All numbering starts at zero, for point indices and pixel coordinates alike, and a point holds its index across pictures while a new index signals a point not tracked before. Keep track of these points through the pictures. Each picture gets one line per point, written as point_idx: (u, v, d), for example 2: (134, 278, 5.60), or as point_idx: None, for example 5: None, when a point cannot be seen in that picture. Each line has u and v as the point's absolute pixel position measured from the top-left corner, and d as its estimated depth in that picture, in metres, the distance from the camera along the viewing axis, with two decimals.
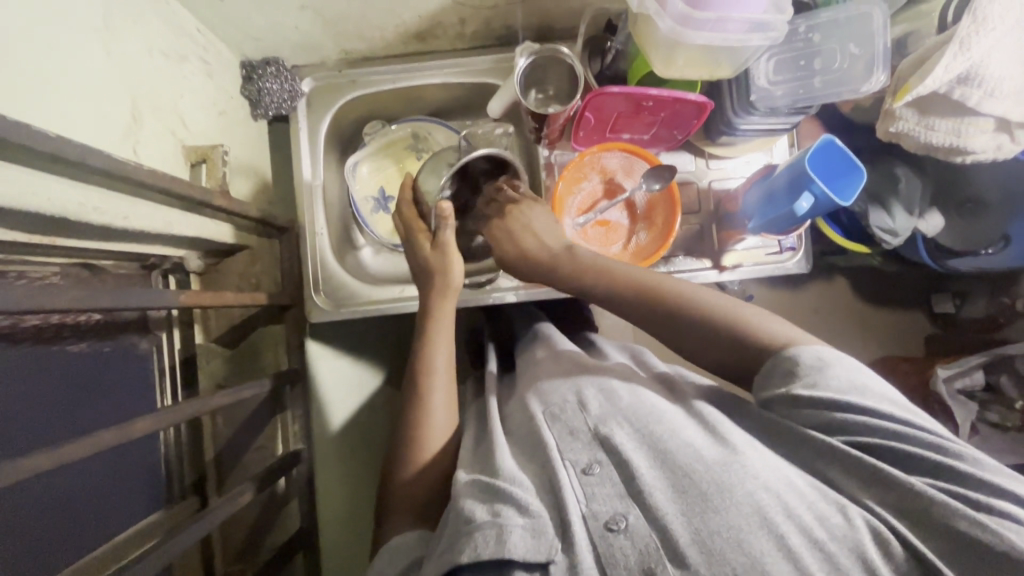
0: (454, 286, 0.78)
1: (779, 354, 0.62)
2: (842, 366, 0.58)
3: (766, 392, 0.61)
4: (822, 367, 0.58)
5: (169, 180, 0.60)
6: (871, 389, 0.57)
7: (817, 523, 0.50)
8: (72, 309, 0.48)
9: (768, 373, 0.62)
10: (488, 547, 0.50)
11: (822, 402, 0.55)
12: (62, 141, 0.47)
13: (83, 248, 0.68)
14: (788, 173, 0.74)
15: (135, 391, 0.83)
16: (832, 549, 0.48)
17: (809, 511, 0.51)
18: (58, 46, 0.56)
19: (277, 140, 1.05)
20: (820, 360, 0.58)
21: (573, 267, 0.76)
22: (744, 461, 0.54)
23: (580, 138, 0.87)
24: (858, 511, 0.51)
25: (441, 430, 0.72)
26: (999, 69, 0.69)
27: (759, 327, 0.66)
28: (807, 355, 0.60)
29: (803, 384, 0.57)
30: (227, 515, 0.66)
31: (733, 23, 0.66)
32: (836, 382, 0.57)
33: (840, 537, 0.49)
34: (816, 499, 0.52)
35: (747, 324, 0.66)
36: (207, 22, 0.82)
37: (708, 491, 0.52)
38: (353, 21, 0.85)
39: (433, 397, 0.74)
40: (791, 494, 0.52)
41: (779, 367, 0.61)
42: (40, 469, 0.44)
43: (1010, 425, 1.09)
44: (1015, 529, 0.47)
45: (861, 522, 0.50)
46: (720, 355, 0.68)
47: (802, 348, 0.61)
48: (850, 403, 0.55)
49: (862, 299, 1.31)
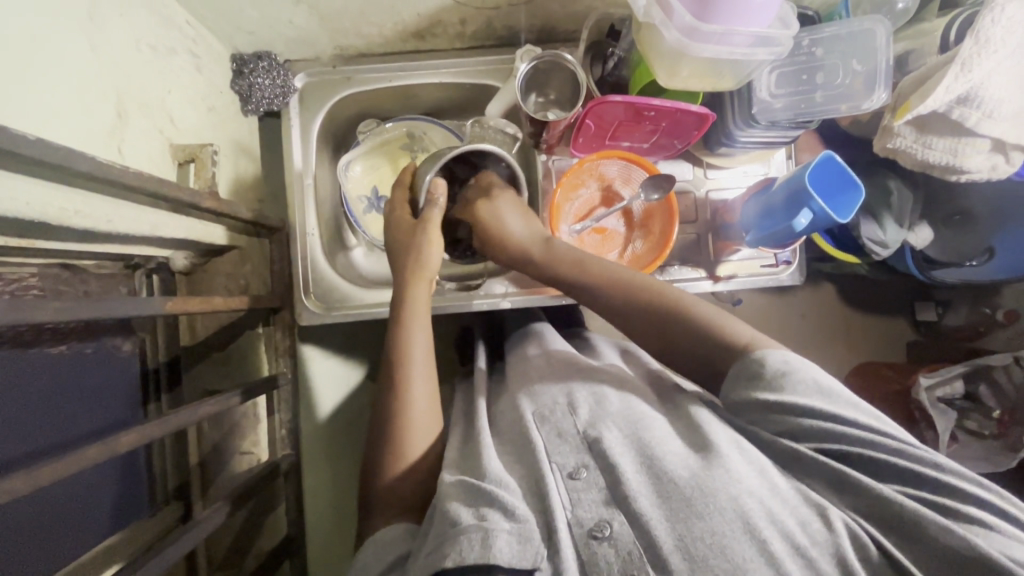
0: (426, 275, 0.76)
1: (744, 357, 0.61)
2: (807, 371, 0.57)
3: (732, 396, 0.60)
4: (787, 374, 0.56)
5: (155, 182, 0.57)
6: (836, 393, 0.56)
7: (799, 529, 0.49)
8: (54, 321, 0.46)
9: (734, 377, 0.60)
10: (473, 551, 0.48)
11: (790, 409, 0.54)
12: (45, 147, 0.44)
13: (62, 250, 0.65)
14: (787, 188, 0.74)
15: (117, 393, 0.81)
16: (813, 555, 0.47)
17: (791, 517, 0.49)
18: (40, 41, 0.53)
19: (269, 136, 1.03)
20: (786, 366, 0.57)
21: (551, 262, 0.76)
22: (728, 464, 0.52)
23: (579, 145, 0.86)
24: (838, 516, 0.49)
25: (423, 429, 0.69)
26: (998, 91, 0.70)
27: (726, 325, 0.65)
28: (774, 359, 0.58)
29: (768, 389, 0.56)
30: (207, 531, 0.65)
31: (739, 37, 0.65)
32: (802, 389, 0.55)
33: (821, 542, 0.48)
34: (798, 504, 0.51)
35: (703, 325, 0.66)
36: (197, 14, 0.79)
37: (690, 496, 0.50)
38: (351, 16, 0.82)
39: (415, 391, 0.70)
40: (775, 500, 0.50)
41: (746, 371, 0.59)
42: (20, 492, 0.42)
43: (985, 433, 1.11)
44: (983, 534, 0.47)
45: (841, 525, 0.49)
46: (684, 355, 0.67)
47: (768, 352, 0.59)
48: (816, 410, 0.54)
49: (849, 305, 1.32)
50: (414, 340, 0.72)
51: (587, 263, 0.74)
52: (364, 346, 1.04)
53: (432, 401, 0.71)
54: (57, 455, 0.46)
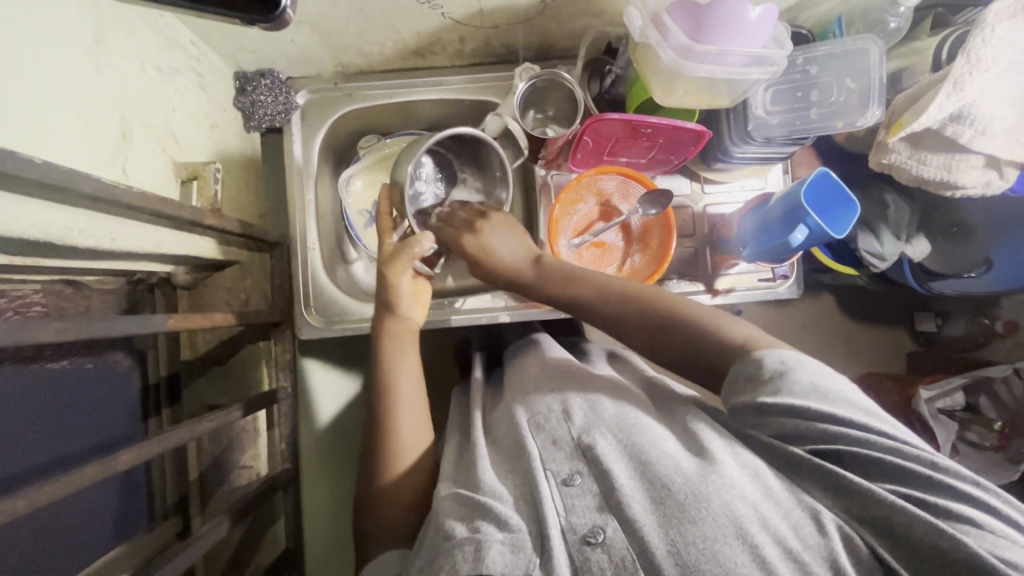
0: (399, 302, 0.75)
1: (742, 359, 0.60)
2: (806, 368, 0.56)
3: (731, 399, 0.59)
4: (785, 373, 0.55)
5: (157, 201, 0.58)
6: (835, 393, 0.54)
7: (791, 533, 0.48)
8: (55, 341, 0.46)
9: (733, 380, 0.59)
10: (466, 564, 0.49)
11: (785, 410, 0.53)
12: (48, 168, 0.45)
13: (64, 269, 0.66)
14: (783, 205, 0.75)
15: (117, 408, 0.81)
16: (805, 558, 0.47)
17: (784, 522, 0.49)
18: (44, 64, 0.54)
19: (270, 151, 1.04)
20: (784, 366, 0.56)
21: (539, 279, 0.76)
22: (722, 471, 0.52)
23: (577, 161, 0.87)
24: (831, 519, 0.49)
25: (413, 436, 0.69)
26: (990, 108, 0.71)
27: (720, 326, 0.64)
28: (772, 359, 0.57)
29: (767, 392, 0.55)
30: (209, 546, 0.65)
31: (733, 56, 0.66)
32: (802, 390, 0.54)
33: (813, 546, 0.48)
34: (791, 507, 0.50)
35: (704, 327, 0.65)
36: (200, 33, 0.80)
37: (683, 501, 0.50)
38: (351, 35, 0.83)
39: (399, 419, 0.69)
40: (768, 505, 0.50)
41: (743, 373, 0.58)
42: (21, 511, 0.43)
43: (987, 445, 1.11)
44: (972, 533, 0.47)
45: (834, 529, 0.49)
46: (684, 354, 0.66)
47: (767, 351, 0.58)
48: (815, 412, 0.53)
49: (850, 316, 1.32)
50: (401, 364, 0.73)
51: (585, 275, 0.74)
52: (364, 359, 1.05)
53: (415, 413, 0.70)
54: (58, 474, 0.47)
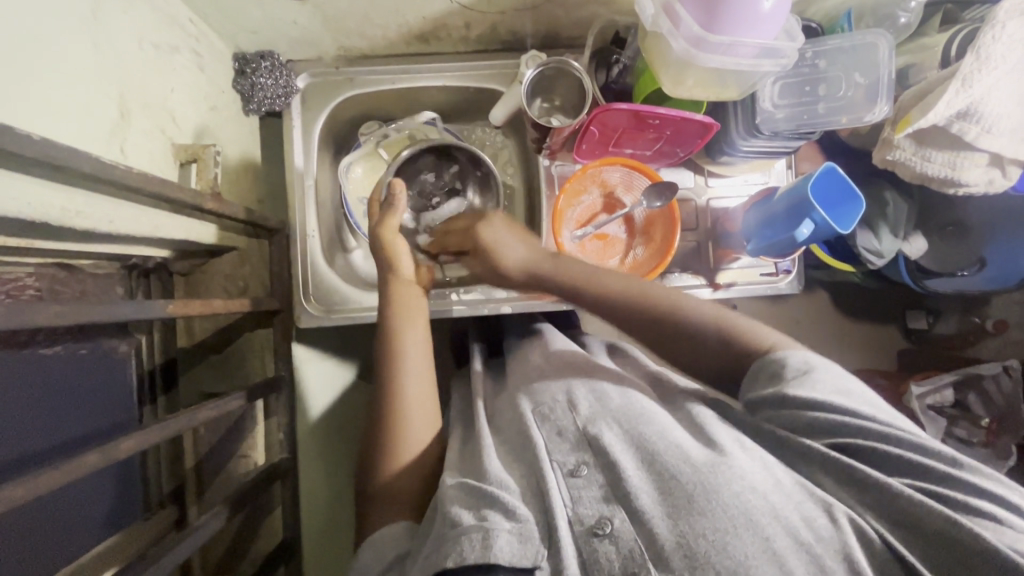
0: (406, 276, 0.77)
1: (765, 356, 0.62)
2: (829, 371, 0.57)
3: (753, 394, 0.60)
4: (808, 372, 0.57)
5: (158, 183, 0.56)
6: (856, 391, 0.56)
7: (803, 526, 0.47)
8: (54, 326, 0.44)
9: (756, 375, 0.61)
10: (474, 551, 0.48)
11: (814, 404, 0.54)
12: (48, 145, 0.43)
13: (60, 251, 0.64)
14: (788, 198, 0.74)
15: (111, 395, 0.80)
16: (819, 553, 0.46)
17: (796, 513, 0.48)
18: (41, 38, 0.52)
19: (267, 137, 1.02)
20: (808, 365, 0.58)
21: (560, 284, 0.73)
22: (732, 462, 0.52)
23: (582, 151, 0.86)
24: (843, 511, 0.49)
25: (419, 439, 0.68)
26: (998, 106, 0.71)
27: (745, 329, 0.65)
28: (796, 360, 0.59)
29: (792, 384, 0.56)
30: (206, 536, 0.64)
31: (745, 48, 0.66)
32: (825, 386, 0.55)
33: (826, 538, 0.47)
34: (802, 499, 0.50)
35: (724, 327, 0.66)
36: (200, 12, 0.78)
37: (692, 493, 0.50)
38: (355, 18, 0.82)
39: (406, 379, 0.69)
40: (778, 493, 0.50)
41: (767, 368, 0.60)
42: (23, 499, 0.42)
43: (975, 440, 1.13)
44: (991, 528, 0.46)
45: (846, 522, 0.48)
46: (694, 359, 0.68)
47: (791, 352, 0.60)
48: (834, 406, 0.54)
49: (844, 312, 1.33)
50: (409, 333, 0.72)
51: (602, 278, 0.72)
52: (359, 348, 1.04)
53: (424, 400, 0.69)
54: (59, 461, 0.45)
